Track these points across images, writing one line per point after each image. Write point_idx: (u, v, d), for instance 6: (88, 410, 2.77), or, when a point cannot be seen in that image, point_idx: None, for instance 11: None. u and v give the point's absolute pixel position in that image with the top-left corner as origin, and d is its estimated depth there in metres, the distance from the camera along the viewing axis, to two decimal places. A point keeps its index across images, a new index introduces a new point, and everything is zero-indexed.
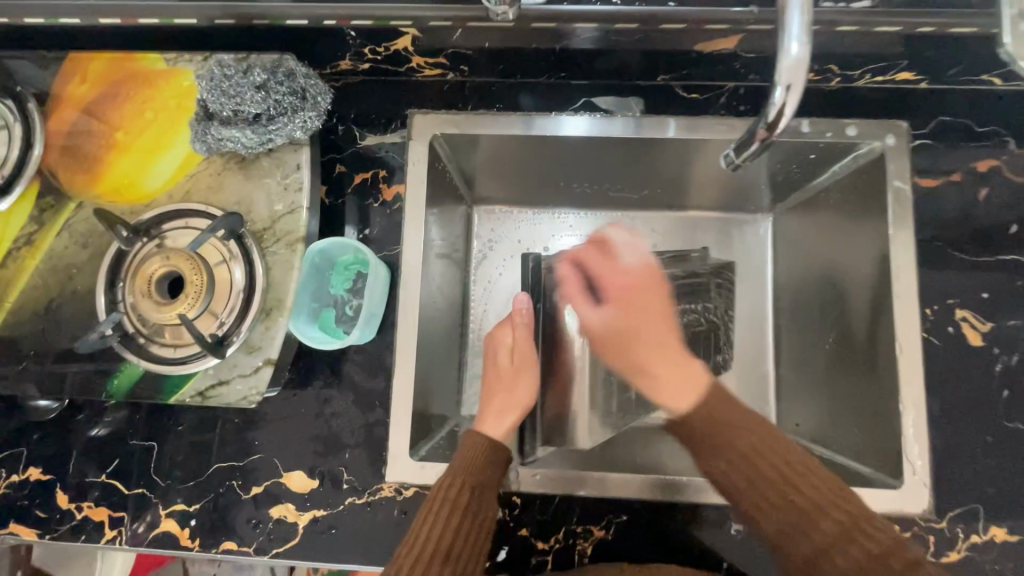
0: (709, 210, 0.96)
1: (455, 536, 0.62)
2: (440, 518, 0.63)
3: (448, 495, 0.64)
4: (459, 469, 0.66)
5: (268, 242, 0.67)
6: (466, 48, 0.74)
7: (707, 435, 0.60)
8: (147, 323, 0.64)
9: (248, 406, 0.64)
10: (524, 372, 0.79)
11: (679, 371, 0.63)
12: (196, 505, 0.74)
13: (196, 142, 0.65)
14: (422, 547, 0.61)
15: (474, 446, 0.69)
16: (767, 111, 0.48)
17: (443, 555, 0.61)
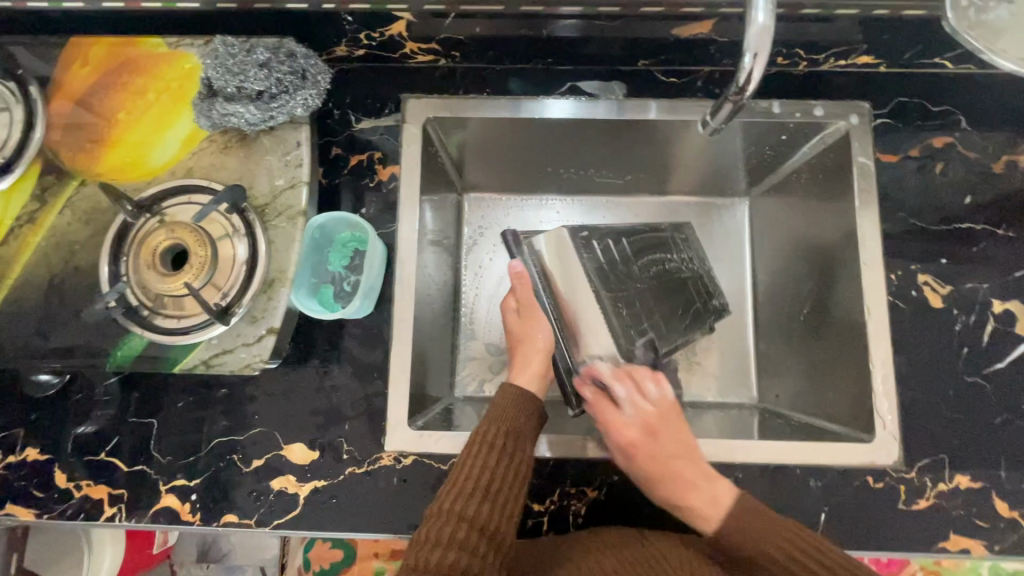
0: (690, 194, 1.01)
1: (493, 476, 0.63)
2: (479, 459, 0.64)
3: (485, 439, 0.66)
4: (493, 417, 0.68)
5: (269, 216, 0.69)
6: (458, 34, 0.78)
7: (745, 554, 0.63)
8: (150, 295, 0.66)
9: (252, 372, 0.66)
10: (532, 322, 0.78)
11: (711, 500, 0.66)
12: (197, 480, 0.75)
13: (200, 118, 0.67)
14: (462, 485, 0.63)
15: (506, 395, 0.71)
16: (738, 77, 0.52)
17: (481, 495, 0.62)
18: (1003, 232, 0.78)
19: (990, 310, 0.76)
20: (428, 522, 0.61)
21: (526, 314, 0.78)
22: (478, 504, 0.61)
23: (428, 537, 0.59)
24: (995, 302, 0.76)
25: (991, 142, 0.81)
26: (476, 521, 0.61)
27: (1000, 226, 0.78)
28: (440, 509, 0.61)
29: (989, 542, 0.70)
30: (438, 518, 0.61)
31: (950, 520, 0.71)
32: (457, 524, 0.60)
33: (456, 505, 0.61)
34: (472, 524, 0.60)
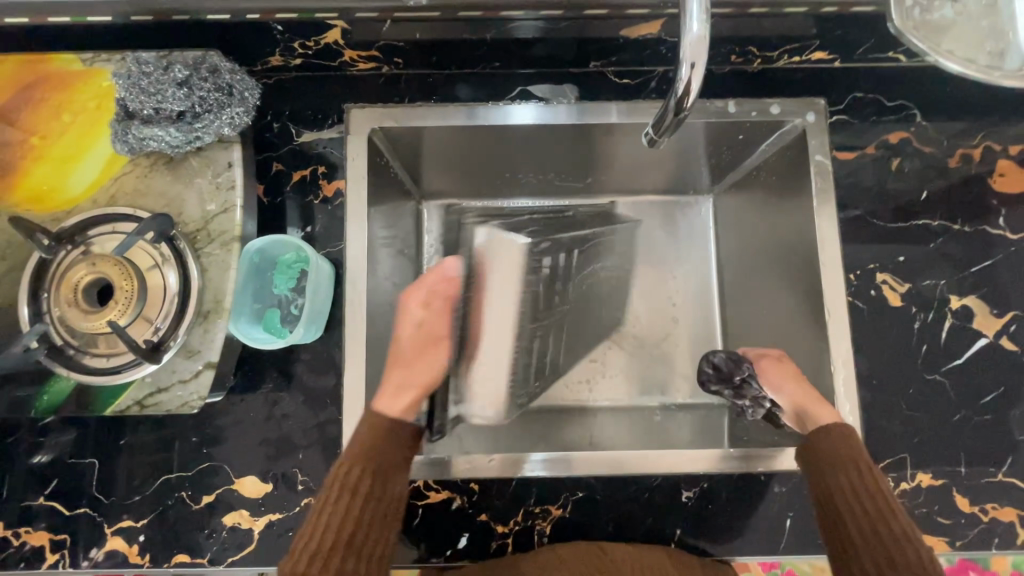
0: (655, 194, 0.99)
1: (351, 522, 0.63)
2: (329, 505, 0.63)
3: (346, 483, 0.64)
4: (355, 454, 0.65)
5: (202, 243, 0.65)
6: (398, 41, 0.73)
7: (831, 457, 0.65)
8: (78, 334, 0.62)
9: (190, 412, 0.62)
10: (432, 351, 0.72)
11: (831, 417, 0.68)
12: (144, 521, 0.72)
13: (117, 143, 0.64)
14: (314, 536, 0.62)
15: (371, 427, 0.67)
16: (676, 88, 0.49)
17: (332, 549, 0.62)
18: (959, 227, 0.78)
19: (948, 307, 0.76)
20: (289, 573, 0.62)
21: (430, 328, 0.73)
22: (342, 559, 0.62)
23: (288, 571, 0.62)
24: (952, 299, 0.76)
25: (946, 135, 0.81)
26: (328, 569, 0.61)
27: (956, 221, 0.78)
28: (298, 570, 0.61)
29: (952, 539, 0.71)
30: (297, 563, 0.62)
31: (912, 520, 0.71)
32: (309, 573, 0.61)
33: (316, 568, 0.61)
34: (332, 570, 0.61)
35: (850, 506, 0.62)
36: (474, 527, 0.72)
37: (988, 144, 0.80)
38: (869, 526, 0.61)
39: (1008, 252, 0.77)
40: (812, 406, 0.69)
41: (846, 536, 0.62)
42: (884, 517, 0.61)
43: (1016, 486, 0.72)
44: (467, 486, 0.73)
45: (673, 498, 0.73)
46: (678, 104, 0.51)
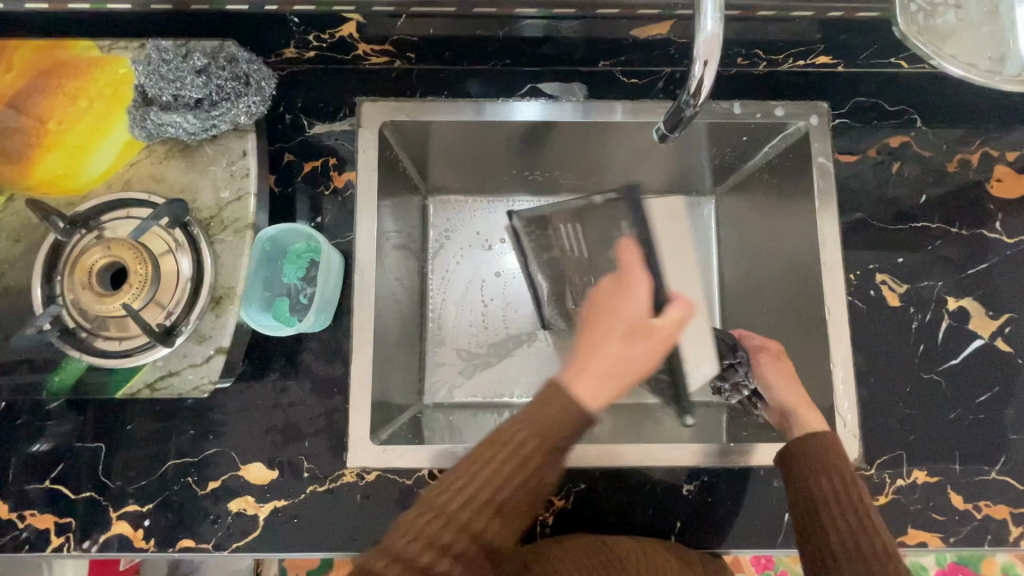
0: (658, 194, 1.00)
1: (508, 488, 0.53)
2: (484, 463, 0.53)
3: (516, 448, 0.53)
4: (532, 413, 0.55)
5: (215, 229, 0.66)
6: (412, 36, 0.75)
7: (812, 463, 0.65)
8: (90, 316, 0.62)
9: (202, 395, 0.63)
10: (642, 342, 0.62)
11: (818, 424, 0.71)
12: (149, 506, 0.73)
13: (134, 128, 0.64)
14: (464, 487, 0.52)
15: (553, 392, 0.56)
16: (690, 85, 0.51)
17: (474, 507, 0.51)
18: (956, 230, 0.80)
19: (945, 308, 0.78)
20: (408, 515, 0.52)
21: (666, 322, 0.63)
22: (483, 525, 0.51)
23: (412, 522, 0.51)
24: (949, 300, 0.78)
25: (944, 140, 0.82)
26: (466, 528, 0.51)
27: (954, 224, 0.80)
28: (426, 515, 0.51)
29: (946, 535, 0.72)
30: (423, 518, 0.51)
31: (907, 515, 0.73)
32: (447, 528, 0.51)
33: (442, 501, 0.52)
34: (469, 533, 0.51)
35: (832, 519, 0.60)
36: None
37: (985, 150, 0.82)
38: (851, 542, 0.58)
39: (1003, 255, 0.79)
40: (796, 408, 0.73)
41: (827, 552, 0.59)
42: (866, 531, 0.58)
43: (1009, 484, 0.73)
44: None
45: (674, 491, 0.74)
46: (690, 100, 0.52)
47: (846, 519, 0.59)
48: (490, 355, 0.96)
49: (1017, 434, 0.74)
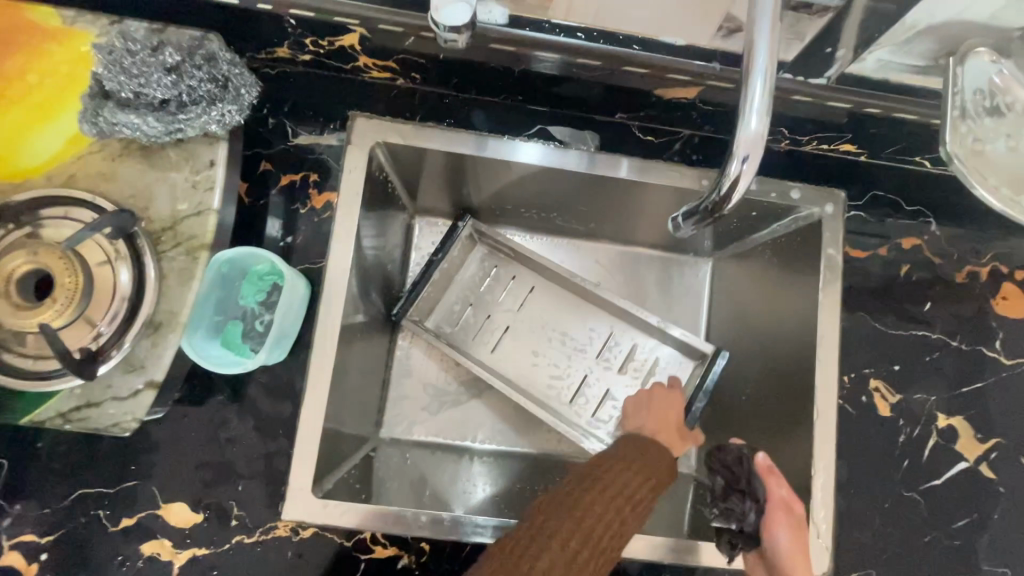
0: (651, 249, 0.96)
1: (650, 488, 0.57)
2: (613, 471, 0.57)
3: (646, 455, 0.59)
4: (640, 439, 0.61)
5: (165, 244, 0.58)
6: (419, 57, 0.68)
7: None
8: (3, 329, 0.54)
9: (121, 435, 0.56)
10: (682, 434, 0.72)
11: None
12: (51, 537, 0.64)
13: (83, 123, 0.56)
14: (607, 486, 0.55)
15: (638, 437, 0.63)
16: (721, 182, 0.46)
17: (614, 507, 0.54)
18: (956, 344, 0.77)
19: (934, 424, 0.74)
20: (556, 507, 0.54)
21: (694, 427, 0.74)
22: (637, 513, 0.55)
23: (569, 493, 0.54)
24: (940, 416, 0.75)
25: (956, 248, 0.80)
26: (609, 521, 0.53)
27: (954, 337, 0.77)
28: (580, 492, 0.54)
29: None
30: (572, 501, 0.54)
31: None
32: (612, 504, 0.54)
33: (605, 486, 0.55)
34: (626, 516, 0.54)
35: None
36: None
37: (995, 264, 0.80)
38: None
39: (999, 377, 0.76)
40: None
41: None
42: None
43: None
44: (417, 544, 0.68)
45: None
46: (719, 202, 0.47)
47: None
48: (456, 398, 0.90)
49: (989, 567, 0.72)
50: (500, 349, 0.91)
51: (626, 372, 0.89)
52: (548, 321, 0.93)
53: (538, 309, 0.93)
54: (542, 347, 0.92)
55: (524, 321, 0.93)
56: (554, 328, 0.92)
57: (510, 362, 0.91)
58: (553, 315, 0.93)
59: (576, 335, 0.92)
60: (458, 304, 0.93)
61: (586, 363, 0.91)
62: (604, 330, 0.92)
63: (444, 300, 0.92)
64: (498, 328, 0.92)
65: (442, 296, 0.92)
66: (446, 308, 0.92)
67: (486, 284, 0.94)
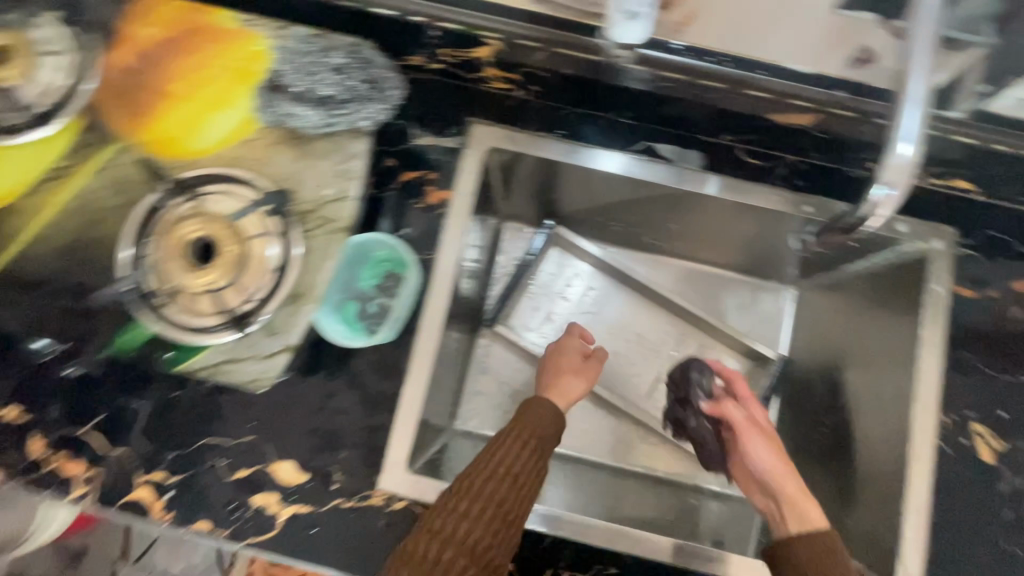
0: (728, 269, 1.01)
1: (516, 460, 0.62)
2: (503, 446, 0.64)
3: (517, 435, 0.65)
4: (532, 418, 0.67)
5: (310, 225, 0.64)
6: (545, 73, 0.72)
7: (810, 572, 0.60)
8: (169, 286, 0.62)
9: (259, 390, 0.61)
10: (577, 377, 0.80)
11: (802, 516, 0.65)
12: (177, 478, 0.71)
13: (260, 111, 0.66)
14: (496, 464, 0.62)
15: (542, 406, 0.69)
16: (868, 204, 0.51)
17: (512, 484, 0.61)
18: None
19: None
20: (463, 480, 0.61)
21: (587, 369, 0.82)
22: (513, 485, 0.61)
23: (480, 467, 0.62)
24: None
25: None
26: (507, 496, 0.60)
27: None
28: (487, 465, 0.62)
29: None
30: (479, 475, 0.61)
31: None
32: (513, 478, 0.61)
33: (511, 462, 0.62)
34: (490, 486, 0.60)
35: None
36: None
37: None
38: None
39: None
40: (790, 492, 0.68)
41: None
42: None
43: None
44: None
45: None
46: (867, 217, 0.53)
47: None
48: None
49: None
50: None
51: None
52: (628, 327, 1.01)
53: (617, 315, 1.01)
54: (621, 349, 1.00)
55: (603, 324, 1.01)
56: (629, 333, 1.01)
57: None
58: (631, 321, 1.01)
59: (652, 340, 1.01)
60: (542, 311, 0.99)
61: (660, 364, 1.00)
62: (674, 338, 1.01)
63: (528, 303, 1.00)
64: (579, 329, 1.00)
65: (524, 298, 1.00)
66: (528, 311, 0.99)
67: (571, 288, 1.02)
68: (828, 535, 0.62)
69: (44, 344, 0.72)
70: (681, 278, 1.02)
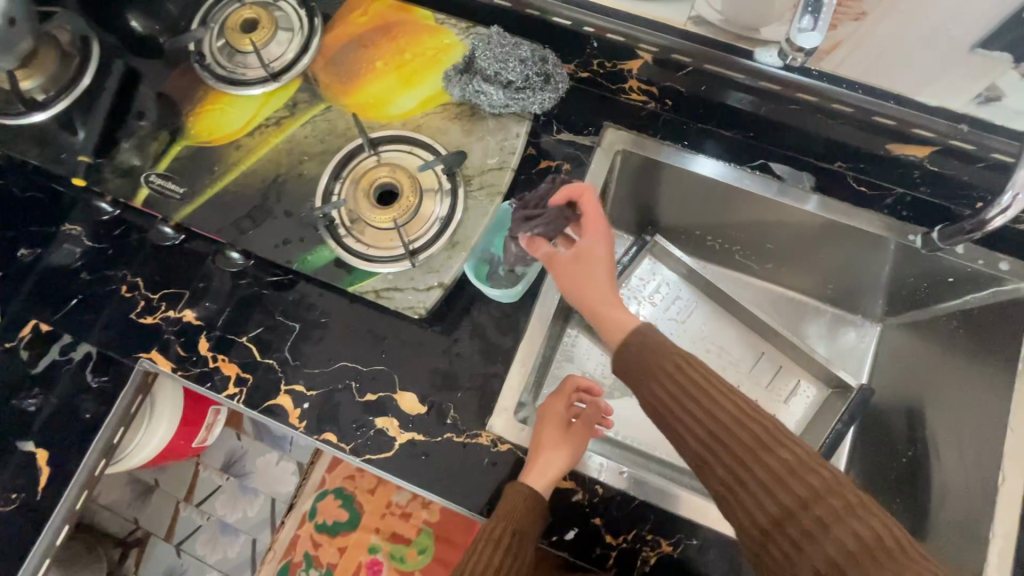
0: (815, 300, 1.04)
1: (498, 555, 0.67)
2: (481, 545, 0.68)
3: (491, 534, 0.68)
4: (505, 511, 0.69)
5: (473, 186, 0.76)
6: (681, 86, 0.83)
7: (637, 364, 0.66)
8: (355, 220, 0.75)
9: (414, 316, 0.71)
10: (560, 449, 0.73)
11: (617, 317, 0.71)
12: (314, 392, 0.82)
13: (456, 88, 0.78)
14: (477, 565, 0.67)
15: (515, 494, 0.70)
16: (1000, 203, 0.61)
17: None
18: None
19: None
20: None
21: (569, 438, 0.75)
22: None
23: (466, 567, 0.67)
24: None
25: None
26: None
27: None
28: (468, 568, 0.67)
29: None
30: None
31: None
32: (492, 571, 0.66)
33: (486, 559, 0.67)
34: None
35: (678, 413, 0.61)
36: (585, 526, 0.75)
37: None
38: (710, 425, 0.60)
39: None
40: (598, 304, 0.72)
41: (698, 455, 0.60)
42: (716, 412, 0.60)
43: None
44: (593, 486, 0.76)
45: None
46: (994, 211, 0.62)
47: (694, 408, 0.61)
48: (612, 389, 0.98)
49: None
50: None
51: (772, 390, 1.01)
52: (711, 338, 1.04)
53: (698, 326, 1.04)
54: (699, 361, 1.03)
55: (686, 333, 1.04)
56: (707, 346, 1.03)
57: None
58: (714, 332, 1.04)
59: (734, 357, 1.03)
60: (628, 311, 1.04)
61: (739, 377, 1.02)
62: (754, 354, 1.03)
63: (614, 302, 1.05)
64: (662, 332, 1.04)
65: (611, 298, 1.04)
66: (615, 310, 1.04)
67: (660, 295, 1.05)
68: (642, 330, 0.67)
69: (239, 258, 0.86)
70: (766, 302, 1.06)
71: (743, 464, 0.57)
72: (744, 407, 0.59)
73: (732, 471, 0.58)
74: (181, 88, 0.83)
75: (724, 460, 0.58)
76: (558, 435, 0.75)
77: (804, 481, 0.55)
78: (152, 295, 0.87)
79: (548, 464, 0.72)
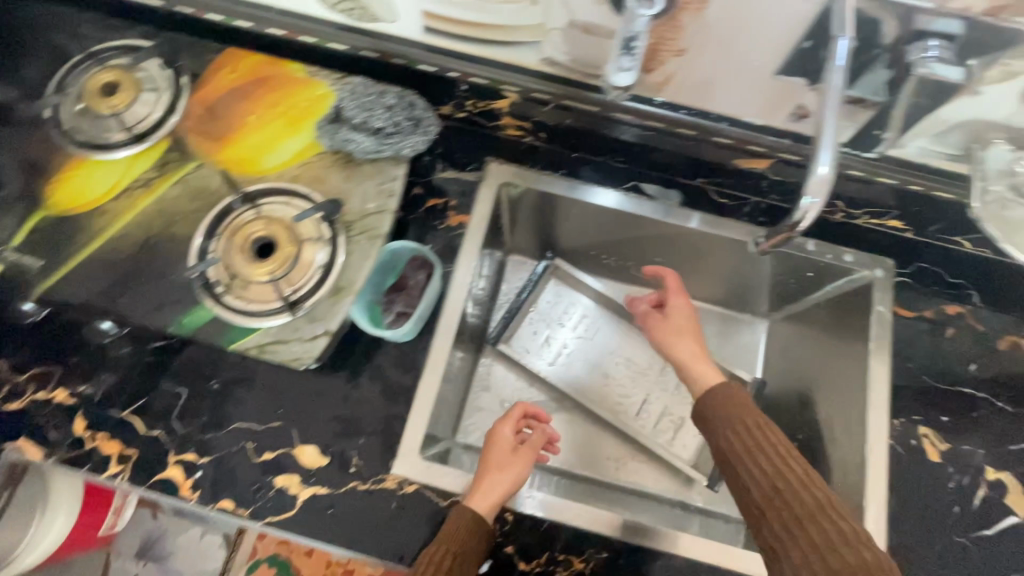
0: (711, 303, 1.10)
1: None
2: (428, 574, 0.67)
3: (431, 562, 0.67)
4: (445, 535, 0.70)
5: (353, 232, 0.77)
6: (549, 120, 0.88)
7: (714, 414, 0.71)
8: (231, 276, 0.74)
9: (299, 367, 0.71)
10: (510, 467, 0.76)
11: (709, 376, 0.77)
12: (206, 459, 0.78)
13: (326, 138, 0.80)
14: None
15: (461, 514, 0.70)
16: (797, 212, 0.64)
17: None
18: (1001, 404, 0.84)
19: (982, 476, 0.80)
20: None
21: (517, 458, 0.78)
22: None
23: None
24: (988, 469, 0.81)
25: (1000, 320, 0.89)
26: None
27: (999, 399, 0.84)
28: None
29: None
30: None
31: None
32: None
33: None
34: None
35: (748, 464, 0.65)
36: (497, 556, 0.75)
37: None
38: (767, 482, 0.63)
39: None
40: (689, 364, 0.80)
41: (756, 507, 0.63)
42: (787, 474, 0.63)
43: None
44: (502, 514, 0.76)
45: None
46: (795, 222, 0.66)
47: (761, 463, 0.65)
48: None
49: None
50: (570, 367, 1.05)
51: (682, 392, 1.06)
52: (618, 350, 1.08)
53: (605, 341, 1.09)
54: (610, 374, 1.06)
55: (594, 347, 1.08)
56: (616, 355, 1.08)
57: (584, 379, 1.05)
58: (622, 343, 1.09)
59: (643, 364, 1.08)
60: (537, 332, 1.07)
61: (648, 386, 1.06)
62: (659, 363, 1.08)
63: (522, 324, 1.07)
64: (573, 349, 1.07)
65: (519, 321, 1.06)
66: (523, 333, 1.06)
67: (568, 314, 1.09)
68: (731, 388, 0.73)
69: (110, 329, 0.81)
70: None
71: (794, 522, 0.60)
72: (812, 475, 0.62)
73: (786, 531, 0.60)
74: (37, 156, 0.79)
75: (780, 515, 0.61)
76: (507, 457, 0.78)
77: (853, 550, 0.56)
78: (18, 376, 0.80)
79: (496, 483, 0.73)
